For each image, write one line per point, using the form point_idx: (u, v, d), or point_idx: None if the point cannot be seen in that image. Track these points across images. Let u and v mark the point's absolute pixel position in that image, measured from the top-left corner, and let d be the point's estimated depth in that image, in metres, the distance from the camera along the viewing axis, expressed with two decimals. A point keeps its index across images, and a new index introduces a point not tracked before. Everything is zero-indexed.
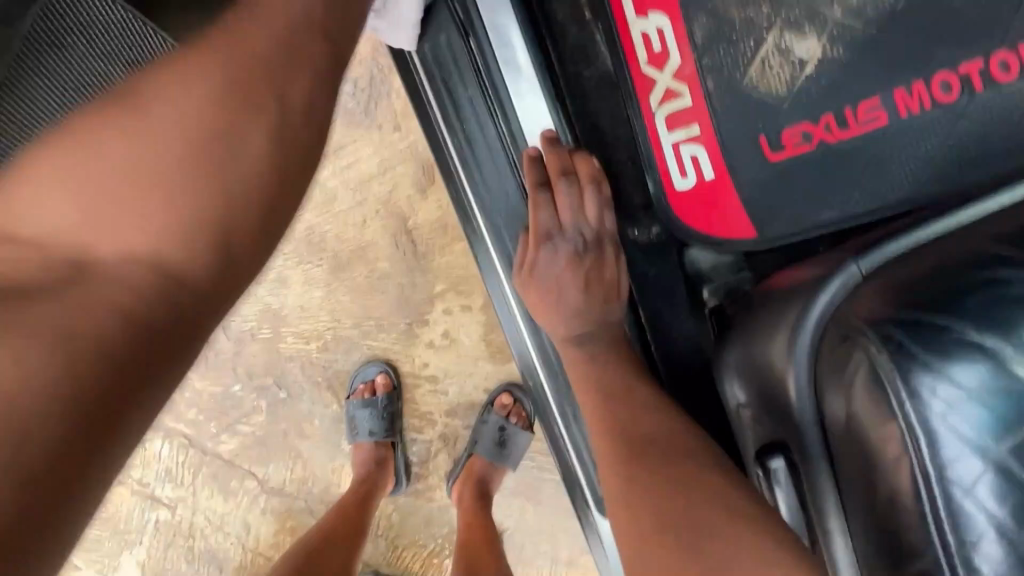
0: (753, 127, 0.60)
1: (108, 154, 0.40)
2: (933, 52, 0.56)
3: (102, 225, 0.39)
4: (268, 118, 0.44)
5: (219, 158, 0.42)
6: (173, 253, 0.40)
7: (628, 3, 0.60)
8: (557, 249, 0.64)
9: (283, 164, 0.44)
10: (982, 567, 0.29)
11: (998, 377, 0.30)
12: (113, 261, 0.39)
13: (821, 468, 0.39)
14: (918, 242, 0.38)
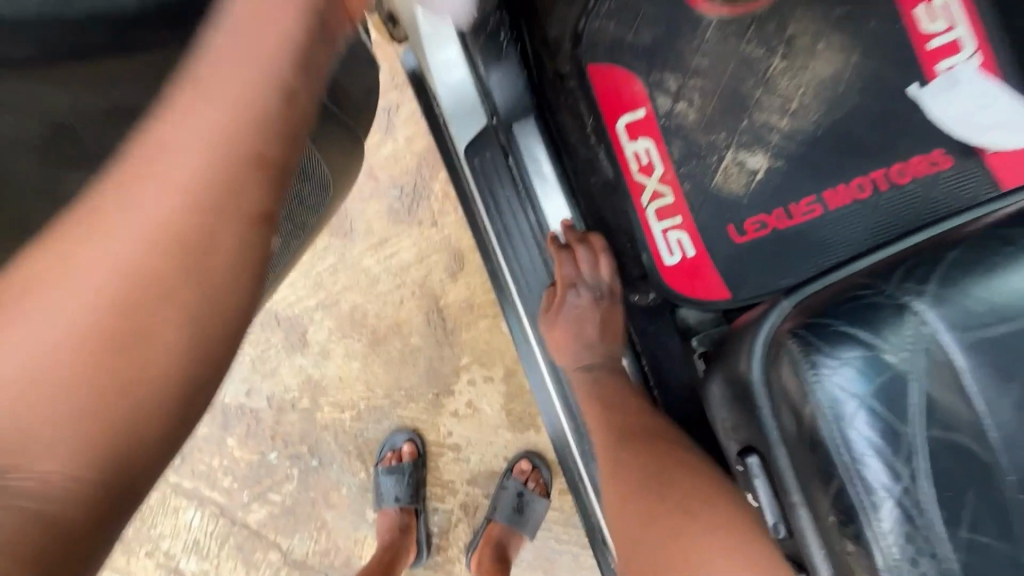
0: (723, 217, 0.80)
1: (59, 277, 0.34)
2: (846, 165, 0.79)
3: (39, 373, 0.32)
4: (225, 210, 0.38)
5: (181, 273, 0.36)
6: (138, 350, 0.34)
7: (622, 131, 0.83)
8: (579, 297, 0.83)
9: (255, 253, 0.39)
10: (873, 485, 0.39)
11: (868, 350, 0.41)
12: (76, 339, 0.33)
13: (780, 453, 0.50)
14: (831, 279, 0.53)
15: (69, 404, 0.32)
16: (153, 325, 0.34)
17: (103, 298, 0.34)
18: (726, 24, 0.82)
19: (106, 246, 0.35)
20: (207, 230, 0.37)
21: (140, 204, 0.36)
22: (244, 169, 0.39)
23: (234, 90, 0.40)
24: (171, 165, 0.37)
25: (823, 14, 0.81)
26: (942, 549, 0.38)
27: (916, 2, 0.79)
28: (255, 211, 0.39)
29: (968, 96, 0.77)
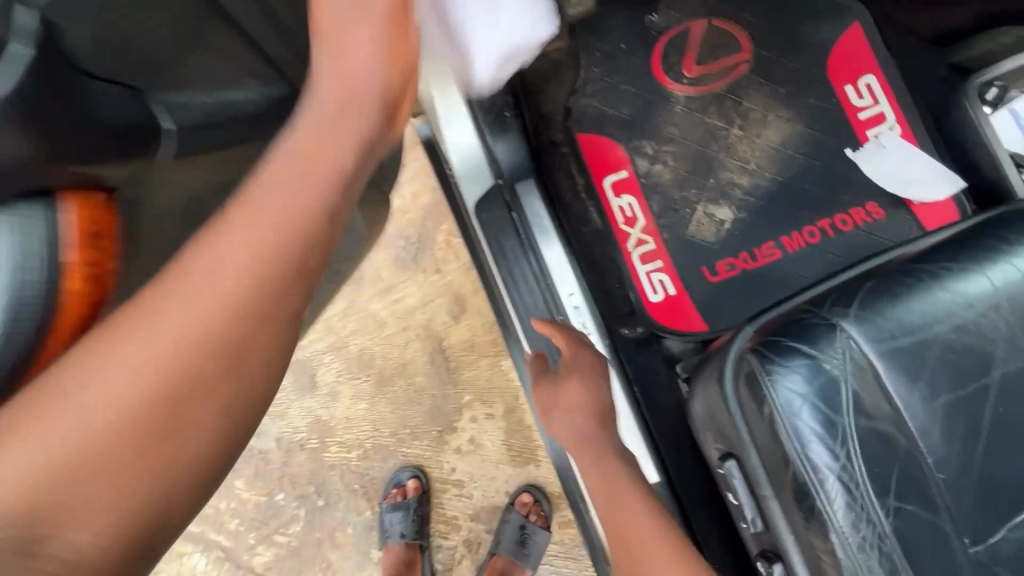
0: (698, 261, 0.94)
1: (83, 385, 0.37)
2: (798, 215, 0.94)
3: (76, 478, 0.36)
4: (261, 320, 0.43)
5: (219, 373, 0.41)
6: (191, 442, 0.40)
7: (609, 189, 0.97)
8: (582, 357, 0.84)
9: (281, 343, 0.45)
10: (820, 467, 0.50)
11: (810, 358, 0.52)
12: (102, 443, 0.36)
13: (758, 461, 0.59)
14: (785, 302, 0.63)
15: (108, 501, 0.36)
16: (191, 431, 0.40)
17: (137, 407, 0.38)
18: (691, 100, 0.98)
19: (140, 351, 0.38)
20: (245, 346, 0.42)
21: (174, 320, 0.39)
22: (280, 291, 0.43)
23: (275, 215, 0.44)
24: (202, 281, 0.41)
25: (771, 93, 0.98)
26: (876, 515, 0.49)
27: (845, 83, 0.96)
28: (277, 329, 0.44)
29: (894, 157, 0.93)
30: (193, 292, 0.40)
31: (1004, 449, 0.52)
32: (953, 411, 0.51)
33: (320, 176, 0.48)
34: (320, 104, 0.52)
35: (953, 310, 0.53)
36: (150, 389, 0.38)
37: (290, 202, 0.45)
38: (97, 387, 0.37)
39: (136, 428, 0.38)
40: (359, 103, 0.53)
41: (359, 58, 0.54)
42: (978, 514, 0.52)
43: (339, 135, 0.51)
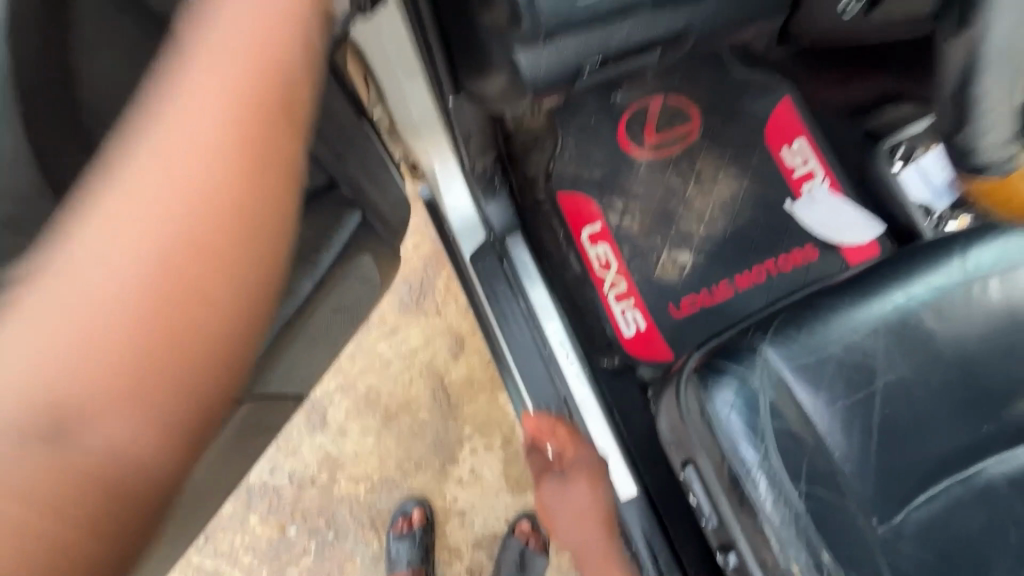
0: (665, 298, 1.09)
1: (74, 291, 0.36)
2: (748, 257, 1.10)
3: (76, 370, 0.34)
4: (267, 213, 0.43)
5: (228, 262, 0.40)
6: (204, 331, 0.39)
7: (585, 239, 1.13)
8: (581, 464, 0.99)
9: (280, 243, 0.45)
10: (747, 461, 0.63)
11: (739, 373, 0.65)
12: (110, 331, 0.35)
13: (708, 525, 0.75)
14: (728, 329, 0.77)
15: (118, 395, 0.35)
16: (180, 314, 0.37)
17: (142, 298, 0.37)
18: (653, 163, 1.16)
19: (126, 243, 0.37)
20: (218, 236, 0.40)
21: (146, 211, 0.38)
22: (260, 186, 0.42)
23: (229, 96, 0.42)
24: (177, 176, 0.39)
25: (720, 155, 1.16)
26: (793, 498, 0.62)
27: (780, 146, 1.14)
28: (266, 212, 0.43)
29: (825, 208, 1.10)
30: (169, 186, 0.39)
31: (896, 444, 0.65)
32: (849, 412, 0.65)
33: (273, 54, 0.44)
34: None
35: (849, 333, 0.66)
36: (132, 281, 0.36)
37: (243, 84, 0.43)
38: (86, 282, 0.36)
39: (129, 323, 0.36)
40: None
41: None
42: (879, 499, 0.65)
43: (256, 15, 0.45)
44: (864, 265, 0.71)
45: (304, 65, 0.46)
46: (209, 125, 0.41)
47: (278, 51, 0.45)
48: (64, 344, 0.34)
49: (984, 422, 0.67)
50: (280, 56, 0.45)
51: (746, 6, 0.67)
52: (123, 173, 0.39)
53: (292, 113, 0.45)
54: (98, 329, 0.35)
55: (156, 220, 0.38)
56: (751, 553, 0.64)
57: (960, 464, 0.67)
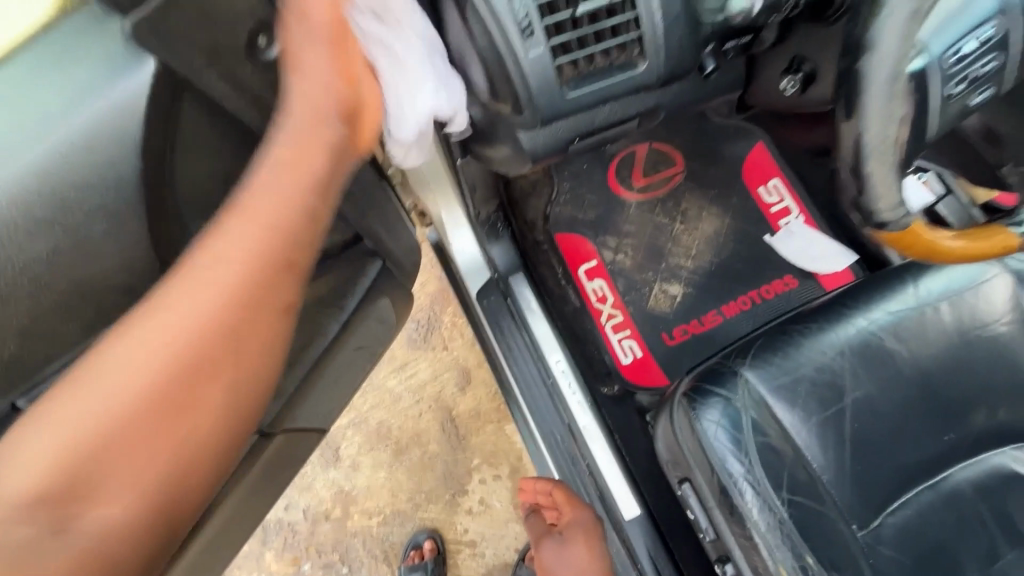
0: (659, 328, 1.17)
1: (105, 386, 0.44)
2: (733, 286, 1.19)
3: (124, 452, 0.44)
4: (269, 300, 0.50)
5: (255, 356, 0.50)
6: (245, 403, 0.50)
7: (583, 275, 1.22)
8: (580, 518, 1.03)
9: (265, 317, 0.50)
10: (734, 475, 0.70)
11: (723, 395, 0.73)
12: (124, 438, 0.44)
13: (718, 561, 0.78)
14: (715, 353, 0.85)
15: (145, 463, 0.45)
16: (192, 428, 0.47)
17: (176, 385, 0.46)
18: (641, 204, 1.26)
19: (165, 343, 0.46)
20: (239, 333, 0.49)
21: (175, 319, 0.47)
22: (267, 286, 0.50)
23: (247, 248, 0.49)
24: (207, 286, 0.48)
25: (702, 195, 1.26)
26: (778, 506, 0.69)
27: (757, 185, 1.25)
28: (252, 335, 0.50)
29: (801, 240, 1.20)
30: (199, 297, 0.47)
31: (868, 454, 0.73)
32: (824, 426, 0.73)
33: (285, 209, 0.51)
34: (280, 147, 0.52)
35: (821, 355, 0.75)
36: (162, 379, 0.46)
37: (278, 204, 0.51)
38: (105, 398, 0.44)
39: (173, 410, 0.46)
40: (320, 138, 0.53)
41: (308, 107, 0.53)
42: (858, 506, 0.72)
43: (306, 142, 0.53)
44: (833, 294, 0.80)
45: (332, 174, 0.54)
46: (230, 273, 0.48)
47: (281, 206, 0.51)
48: (87, 447, 0.43)
49: (946, 430, 0.74)
50: (287, 210, 0.51)
51: (704, 88, 0.80)
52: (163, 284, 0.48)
53: (294, 266, 0.51)
54: (111, 437, 0.44)
55: (174, 353, 0.46)
56: (744, 560, 0.70)
57: (928, 470, 0.74)
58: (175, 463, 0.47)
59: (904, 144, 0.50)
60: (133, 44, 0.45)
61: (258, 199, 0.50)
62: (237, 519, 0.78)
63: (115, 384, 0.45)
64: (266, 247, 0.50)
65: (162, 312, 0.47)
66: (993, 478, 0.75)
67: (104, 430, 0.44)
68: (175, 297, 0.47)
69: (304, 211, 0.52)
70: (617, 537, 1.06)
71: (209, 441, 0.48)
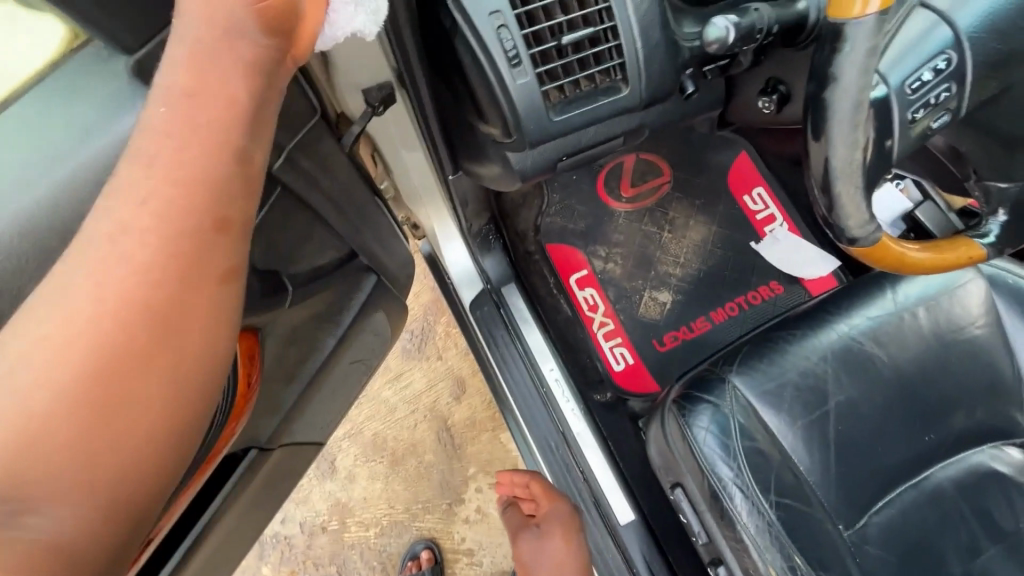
0: (649, 335, 1.20)
1: (28, 370, 0.38)
2: (721, 293, 1.22)
3: (59, 442, 0.38)
4: (204, 255, 0.43)
5: (199, 320, 0.43)
6: (195, 377, 0.44)
7: (575, 284, 1.24)
8: (558, 510, 1.08)
9: (206, 274, 0.43)
10: (724, 479, 0.72)
11: (712, 401, 0.75)
12: (49, 439, 0.38)
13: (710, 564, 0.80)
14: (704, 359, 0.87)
15: (84, 454, 0.39)
16: (131, 419, 0.40)
17: (107, 361, 0.40)
18: (630, 214, 1.28)
19: (90, 314, 0.40)
20: (173, 295, 0.42)
21: (97, 283, 0.40)
22: (198, 237, 0.43)
23: (163, 198, 0.42)
24: (129, 239, 0.41)
25: (689, 204, 1.28)
26: (766, 509, 0.71)
27: (742, 194, 1.27)
28: (187, 306, 0.42)
29: (786, 247, 1.24)
30: (122, 254, 0.41)
31: (852, 455, 0.75)
32: (809, 429, 0.75)
33: (200, 147, 0.43)
34: (186, 74, 0.44)
35: (805, 361, 0.77)
36: (90, 356, 0.39)
37: (195, 142, 0.43)
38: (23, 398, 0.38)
39: (111, 389, 0.40)
40: (231, 55, 0.46)
41: (208, 17, 0.45)
42: (845, 507, 0.74)
43: (218, 66, 0.45)
44: (815, 301, 0.82)
45: (253, 95, 0.47)
46: (148, 233, 0.41)
47: (196, 147, 0.43)
48: (4, 454, 0.37)
49: (926, 431, 0.77)
50: (204, 149, 0.43)
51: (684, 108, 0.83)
52: (84, 244, 0.41)
53: (225, 220, 0.44)
54: (34, 438, 0.37)
55: (96, 334, 0.40)
56: (736, 561, 0.72)
57: (910, 470, 0.77)
58: (125, 452, 0.40)
59: (868, 163, 0.53)
60: (138, 81, 0.47)
61: (176, 137, 0.43)
62: (235, 534, 0.79)
63: (40, 365, 0.38)
64: (193, 191, 0.43)
65: (82, 277, 0.40)
66: (972, 476, 0.78)
67: (24, 433, 0.37)
68: (94, 259, 0.40)
69: (230, 146, 0.45)
70: (613, 544, 1.07)
71: (162, 424, 0.42)
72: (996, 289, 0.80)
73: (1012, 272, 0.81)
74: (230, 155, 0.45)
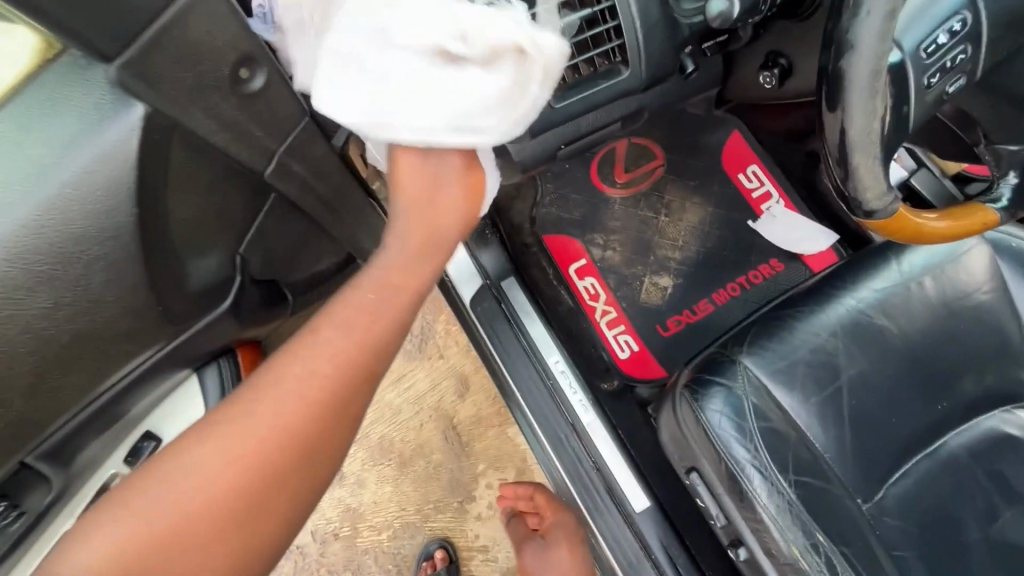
0: (653, 321, 1.19)
1: (205, 465, 0.47)
2: (721, 273, 1.22)
3: (210, 530, 0.46)
4: (351, 398, 0.51)
5: (327, 452, 0.51)
6: (309, 499, 0.51)
7: (575, 274, 1.22)
8: (564, 520, 1.15)
9: (342, 410, 0.51)
10: (741, 462, 0.71)
11: (725, 386, 0.74)
12: (203, 527, 0.46)
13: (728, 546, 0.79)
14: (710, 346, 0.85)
15: (215, 544, 0.46)
16: (250, 532, 0.47)
17: (260, 470, 0.47)
18: (625, 200, 1.26)
19: (256, 429, 0.48)
20: (320, 427, 0.50)
21: (274, 407, 0.49)
22: (347, 385, 0.51)
23: (327, 360, 0.50)
24: (305, 377, 0.50)
25: (684, 185, 1.27)
26: (785, 488, 0.70)
27: (736, 172, 1.26)
28: (318, 449, 0.50)
29: (783, 223, 1.23)
30: (294, 385, 0.49)
31: (866, 429, 0.75)
32: (823, 405, 0.75)
33: (373, 318, 0.53)
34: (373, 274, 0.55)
35: (815, 337, 0.76)
36: (247, 464, 0.47)
37: (368, 298, 0.54)
38: (187, 492, 0.46)
39: (257, 496, 0.47)
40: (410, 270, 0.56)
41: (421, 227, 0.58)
42: (862, 481, 0.74)
43: (412, 256, 0.57)
44: (821, 277, 0.81)
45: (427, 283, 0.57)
46: (311, 384, 0.49)
47: (361, 327, 0.52)
48: (167, 531, 0.45)
49: (938, 401, 0.77)
50: (370, 324, 0.52)
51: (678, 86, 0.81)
52: (269, 376, 0.50)
53: (373, 373, 0.52)
54: (186, 526, 0.45)
55: (251, 453, 0.47)
56: (757, 543, 0.71)
57: (925, 440, 0.77)
58: (248, 549, 0.47)
59: (887, 133, 0.52)
60: (121, 90, 0.45)
61: (360, 299, 0.54)
62: None
63: (214, 462, 0.47)
64: (359, 339, 0.52)
65: (261, 397, 0.49)
66: (987, 441, 0.78)
67: (180, 520, 0.45)
68: (276, 385, 0.49)
69: (400, 315, 0.55)
70: (629, 532, 1.07)
71: (282, 529, 0.49)
72: (999, 253, 0.80)
73: (1014, 237, 0.81)
74: (395, 323, 0.54)
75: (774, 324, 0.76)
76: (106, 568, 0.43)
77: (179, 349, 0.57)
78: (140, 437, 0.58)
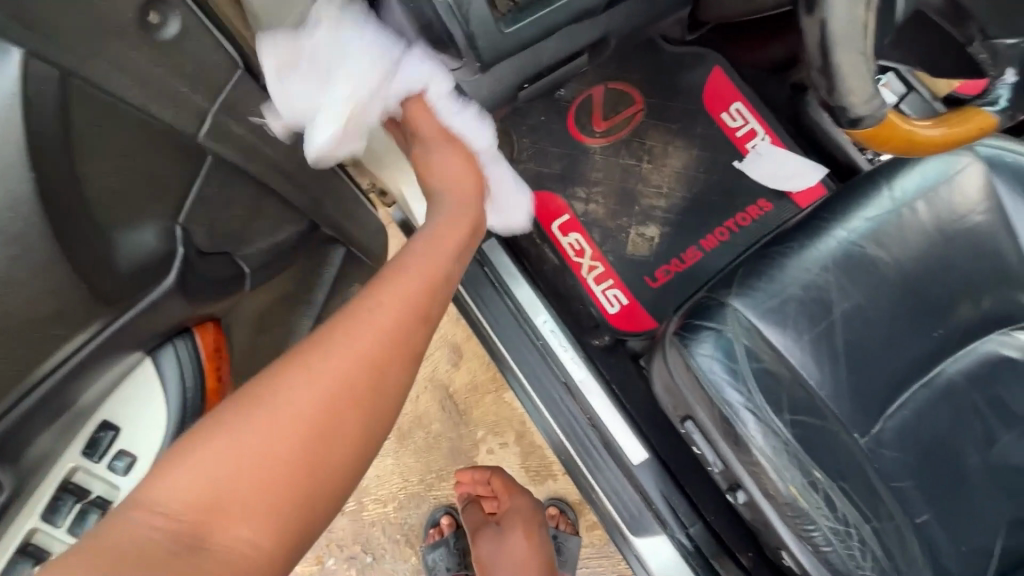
0: (641, 273, 1.16)
1: (264, 412, 0.45)
2: (710, 218, 1.18)
3: (270, 476, 0.43)
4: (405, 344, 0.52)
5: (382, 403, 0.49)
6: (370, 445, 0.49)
7: (558, 232, 1.17)
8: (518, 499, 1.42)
9: (395, 358, 0.50)
10: (735, 405, 0.69)
11: (717, 332, 0.71)
12: (267, 471, 0.43)
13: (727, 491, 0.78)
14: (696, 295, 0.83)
15: (274, 492, 0.43)
16: (322, 470, 0.45)
17: (320, 411, 0.46)
18: (606, 149, 1.21)
19: (318, 373, 0.47)
20: (374, 372, 0.49)
21: (336, 351, 0.48)
22: (403, 333, 0.52)
23: (387, 312, 0.52)
24: (361, 325, 0.50)
25: (667, 130, 1.21)
26: (780, 428, 0.69)
27: (720, 112, 1.21)
28: (388, 389, 0.50)
29: (770, 161, 1.18)
30: (350, 333, 0.49)
31: (862, 362, 0.73)
32: (816, 343, 0.72)
33: (420, 280, 0.56)
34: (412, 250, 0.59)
35: (806, 273, 0.73)
36: (306, 407, 0.45)
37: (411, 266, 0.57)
38: (262, 424, 0.44)
39: (313, 439, 0.45)
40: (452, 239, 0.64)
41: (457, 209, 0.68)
42: (861, 416, 0.73)
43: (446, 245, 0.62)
44: (808, 211, 0.78)
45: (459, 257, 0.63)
46: (378, 328, 0.50)
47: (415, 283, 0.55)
48: (232, 474, 0.42)
49: (935, 328, 0.75)
50: (428, 289, 0.56)
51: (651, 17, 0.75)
52: (326, 329, 0.50)
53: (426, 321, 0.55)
54: (262, 461, 0.43)
55: (322, 390, 0.46)
56: (755, 485, 0.70)
57: (924, 368, 0.75)
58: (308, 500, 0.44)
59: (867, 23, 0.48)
60: None
61: (401, 267, 0.57)
62: None
63: (277, 408, 0.45)
64: (407, 298, 0.54)
65: (323, 345, 0.48)
66: (986, 365, 0.77)
67: (261, 451, 0.43)
68: (337, 334, 0.49)
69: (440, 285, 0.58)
70: (629, 484, 1.08)
71: (338, 482, 0.46)
72: (993, 171, 0.76)
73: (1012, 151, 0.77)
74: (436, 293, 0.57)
75: (764, 264, 0.73)
76: (190, 496, 0.41)
77: (129, 329, 0.53)
78: (97, 427, 0.53)
